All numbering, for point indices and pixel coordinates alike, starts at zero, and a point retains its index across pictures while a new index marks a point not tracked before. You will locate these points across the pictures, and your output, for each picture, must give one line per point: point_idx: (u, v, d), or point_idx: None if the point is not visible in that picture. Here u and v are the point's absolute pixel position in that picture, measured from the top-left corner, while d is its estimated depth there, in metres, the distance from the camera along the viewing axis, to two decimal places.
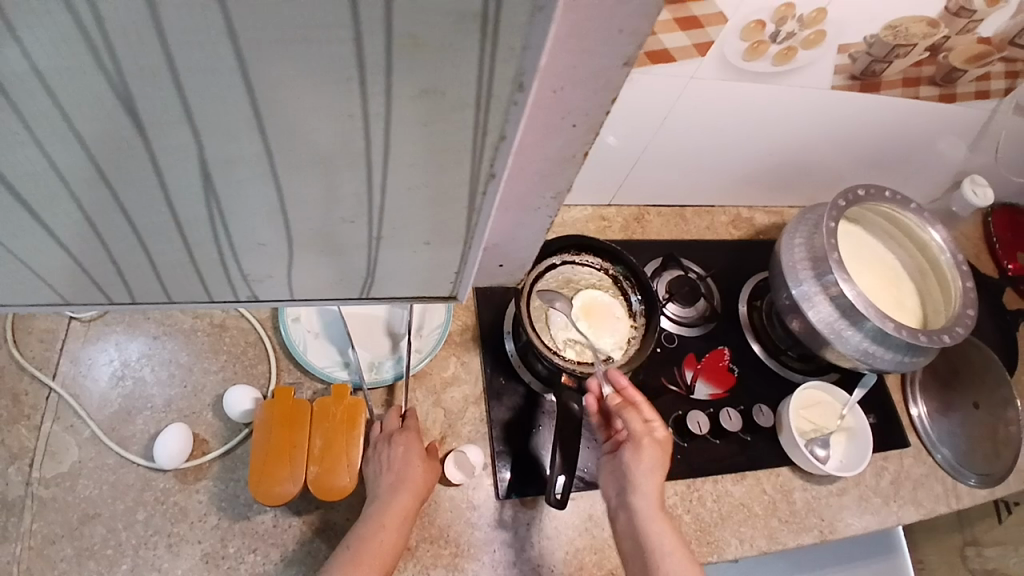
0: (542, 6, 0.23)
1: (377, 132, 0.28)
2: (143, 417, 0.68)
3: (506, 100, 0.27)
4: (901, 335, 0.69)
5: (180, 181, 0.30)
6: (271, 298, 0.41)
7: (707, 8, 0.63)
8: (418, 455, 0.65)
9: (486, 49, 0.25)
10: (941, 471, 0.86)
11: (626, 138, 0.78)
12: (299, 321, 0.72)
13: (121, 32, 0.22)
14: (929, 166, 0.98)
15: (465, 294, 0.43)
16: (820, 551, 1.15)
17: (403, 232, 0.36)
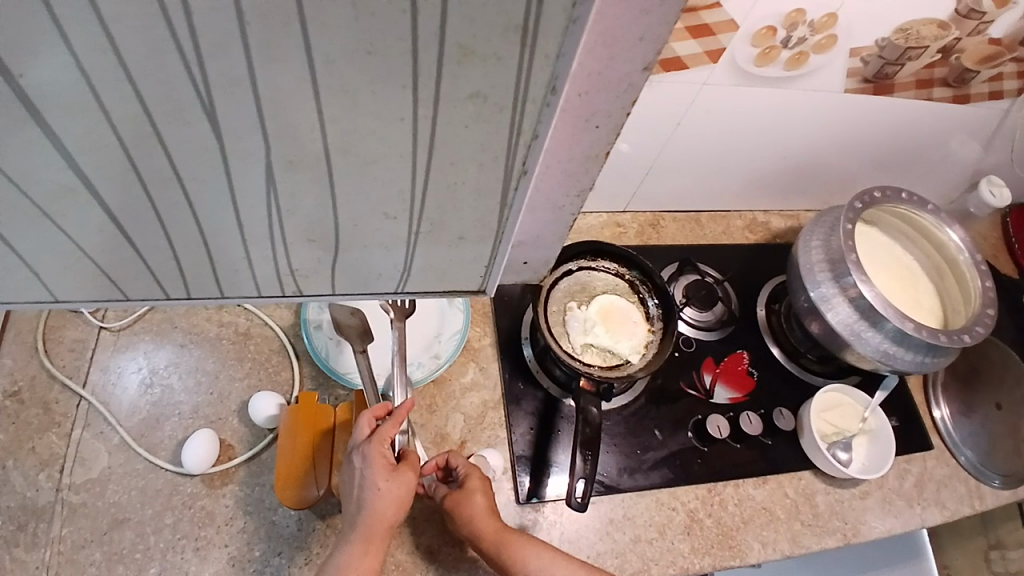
0: (577, 17, 0.25)
1: (425, 132, 0.30)
2: (170, 423, 0.70)
3: (540, 102, 0.29)
4: (920, 335, 0.69)
5: (246, 182, 0.31)
6: (314, 294, 0.42)
7: (719, 16, 0.64)
8: (377, 475, 0.56)
9: (526, 57, 0.26)
10: (964, 473, 0.85)
11: (642, 145, 0.80)
12: (320, 328, 0.73)
13: (208, 47, 0.24)
14: (945, 167, 0.98)
15: (494, 289, 0.44)
16: (842, 558, 1.13)
17: (432, 230, 0.37)
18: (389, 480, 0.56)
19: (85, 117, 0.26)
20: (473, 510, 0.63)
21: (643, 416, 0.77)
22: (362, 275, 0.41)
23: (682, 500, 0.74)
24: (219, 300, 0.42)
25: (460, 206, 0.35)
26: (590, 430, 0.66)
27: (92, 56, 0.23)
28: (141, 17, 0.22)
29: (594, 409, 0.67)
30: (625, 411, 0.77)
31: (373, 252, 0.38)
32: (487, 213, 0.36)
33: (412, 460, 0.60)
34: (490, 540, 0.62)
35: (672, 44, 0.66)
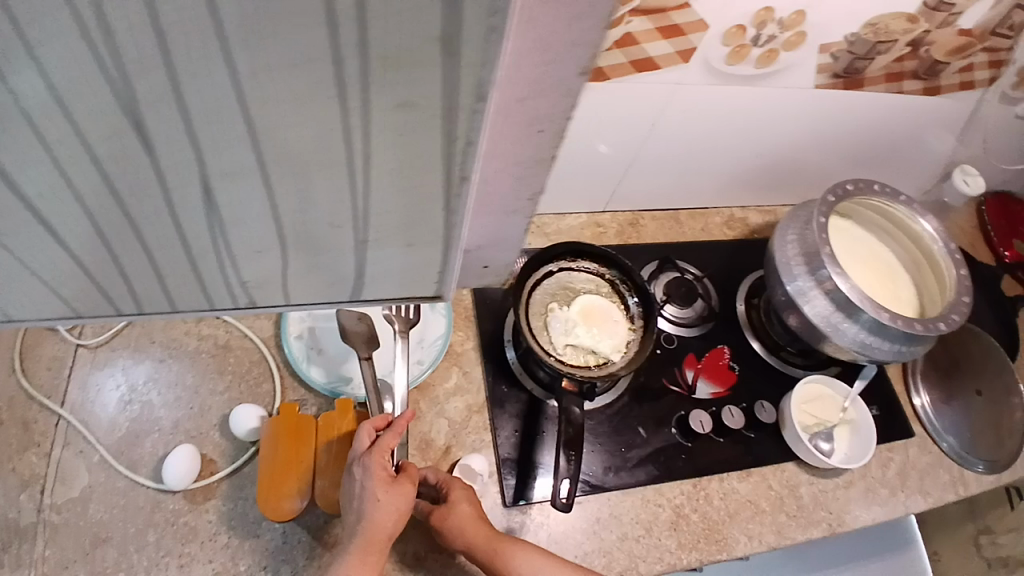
0: (495, 26, 0.24)
1: (360, 142, 0.29)
2: (151, 439, 0.69)
3: (471, 110, 0.28)
4: (896, 325, 0.70)
5: (185, 195, 0.31)
6: (270, 303, 0.42)
7: (689, 16, 0.64)
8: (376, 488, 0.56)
9: (450, 66, 0.26)
10: (947, 460, 0.86)
11: (619, 145, 0.80)
12: (302, 338, 0.73)
13: (128, 64, 0.23)
14: (920, 160, 0.99)
15: (451, 294, 0.44)
16: (830, 550, 1.14)
17: (380, 236, 0.36)
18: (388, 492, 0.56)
19: (11, 135, 0.25)
20: (460, 519, 0.63)
21: (627, 414, 0.77)
22: (323, 285, 0.41)
23: (669, 497, 0.74)
24: (175, 311, 0.41)
25: (408, 214, 0.35)
26: (573, 430, 0.66)
27: (10, 77, 0.23)
28: (54, 36, 0.22)
29: (576, 409, 0.67)
30: (609, 410, 0.77)
31: (324, 260, 0.38)
32: (434, 221, 0.36)
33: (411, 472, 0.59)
34: (480, 547, 0.62)
35: (644, 44, 0.66)
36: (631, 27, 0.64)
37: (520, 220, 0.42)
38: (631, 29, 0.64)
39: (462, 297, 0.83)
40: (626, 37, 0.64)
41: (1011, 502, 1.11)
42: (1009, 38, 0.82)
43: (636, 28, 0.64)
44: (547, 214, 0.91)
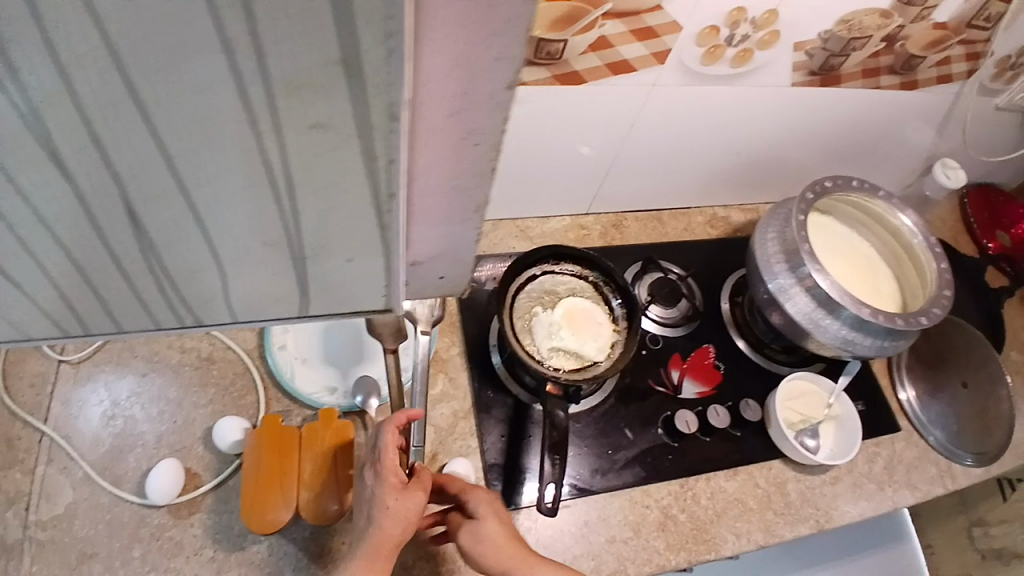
0: (394, 49, 0.23)
1: (279, 162, 0.27)
2: (134, 454, 0.69)
3: (386, 129, 0.26)
4: (877, 320, 0.70)
5: (110, 219, 0.29)
6: (216, 322, 0.40)
7: (661, 18, 0.64)
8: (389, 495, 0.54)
9: (356, 89, 0.24)
10: (934, 453, 0.87)
11: (601, 148, 0.80)
12: (285, 349, 0.73)
13: (28, 95, 0.22)
14: (900, 154, 0.99)
15: (402, 306, 0.42)
16: (823, 545, 1.14)
17: (318, 254, 0.35)
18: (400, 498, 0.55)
19: None
20: (486, 531, 0.60)
21: (613, 416, 0.77)
22: (273, 307, 0.39)
23: (657, 498, 0.74)
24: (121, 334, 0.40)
25: (342, 233, 0.33)
26: (558, 434, 0.66)
27: None
28: None
29: (560, 413, 0.67)
30: (595, 412, 0.77)
31: (263, 281, 0.36)
32: (370, 237, 0.34)
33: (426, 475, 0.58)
34: (508, 559, 0.60)
35: (618, 46, 0.66)
36: (605, 30, 0.64)
37: (468, 235, 0.39)
38: (605, 31, 0.64)
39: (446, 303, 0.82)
40: (600, 40, 0.65)
41: (1004, 494, 1.12)
42: (986, 29, 0.82)
43: (610, 31, 0.64)
44: (530, 217, 0.91)
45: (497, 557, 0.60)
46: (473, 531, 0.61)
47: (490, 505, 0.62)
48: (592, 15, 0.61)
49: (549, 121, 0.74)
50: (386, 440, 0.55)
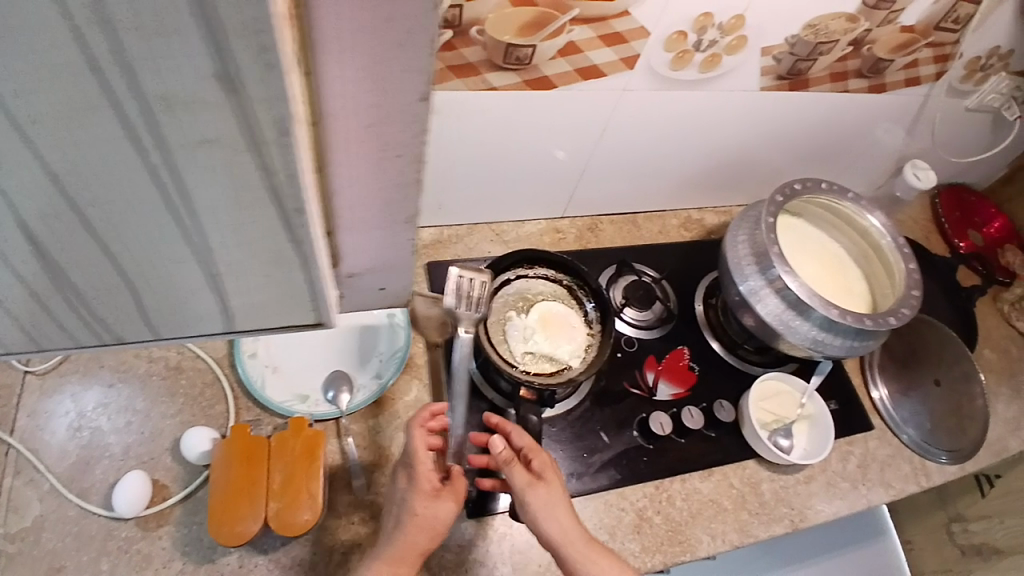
0: (270, 61, 0.22)
1: (172, 180, 0.27)
2: (102, 466, 0.68)
3: (278, 143, 0.26)
4: (845, 321, 0.71)
5: (7, 242, 0.28)
6: (139, 339, 0.39)
7: (629, 24, 0.64)
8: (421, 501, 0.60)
9: (238, 103, 0.23)
10: (907, 451, 0.87)
11: (575, 152, 0.81)
12: (256, 357, 0.72)
13: None
14: (870, 155, 1.00)
15: (333, 318, 0.42)
16: (802, 542, 1.15)
17: (234, 269, 0.34)
18: (428, 504, 0.60)
19: None
20: (552, 484, 0.64)
21: (587, 419, 0.77)
22: (202, 319, 0.38)
23: (632, 501, 0.74)
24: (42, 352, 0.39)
25: (252, 247, 0.32)
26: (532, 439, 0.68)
27: None
28: None
29: (534, 418, 0.69)
30: (571, 415, 0.77)
31: (173, 295, 0.35)
32: (281, 251, 0.33)
33: (461, 481, 0.63)
34: (567, 517, 0.63)
35: (587, 52, 0.66)
36: (573, 36, 0.63)
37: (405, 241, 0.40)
38: (573, 37, 0.63)
39: None
40: (569, 45, 0.64)
41: (982, 490, 1.12)
42: (955, 31, 0.81)
43: (578, 36, 0.63)
44: (505, 221, 0.91)
45: (561, 512, 0.62)
46: (546, 482, 0.63)
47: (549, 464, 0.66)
48: (559, 20, 0.61)
49: (516, 125, 0.73)
50: (413, 444, 0.61)
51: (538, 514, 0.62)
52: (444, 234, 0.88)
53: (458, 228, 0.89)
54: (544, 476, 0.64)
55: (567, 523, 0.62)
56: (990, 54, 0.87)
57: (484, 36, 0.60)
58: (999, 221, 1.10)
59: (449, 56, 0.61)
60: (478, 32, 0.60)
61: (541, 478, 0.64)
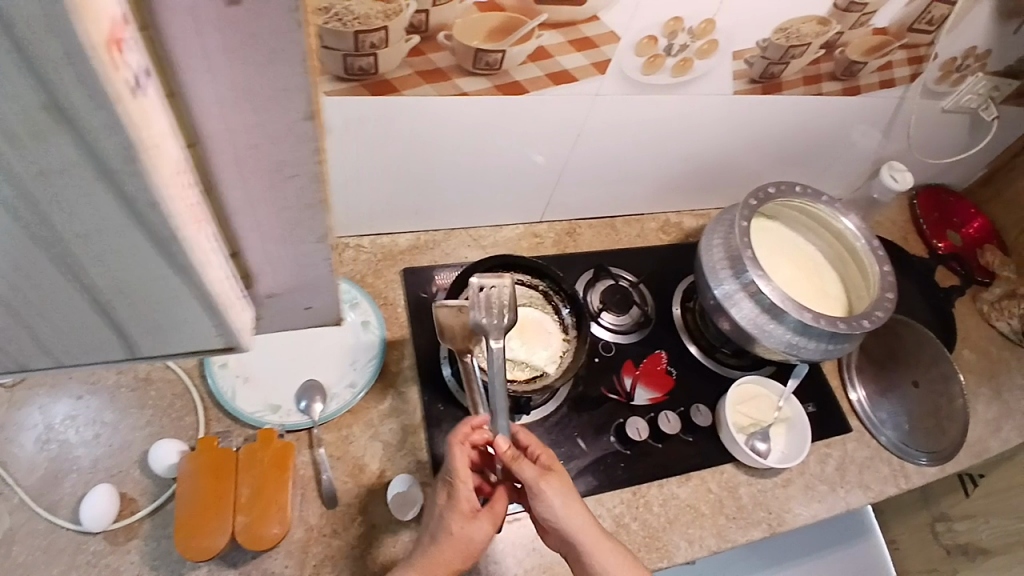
0: (94, 86, 0.20)
1: (22, 210, 0.25)
2: (70, 479, 0.66)
3: (130, 171, 0.23)
4: (819, 324, 0.71)
5: None
6: (32, 370, 0.36)
7: (599, 29, 0.63)
8: (458, 519, 0.59)
9: (70, 130, 0.21)
10: (886, 453, 0.87)
11: (552, 156, 0.80)
12: (227, 367, 0.71)
13: None
14: (847, 157, 1.01)
15: (248, 342, 0.38)
16: (786, 543, 1.15)
17: (120, 300, 0.31)
18: (466, 523, 0.59)
19: None
20: (560, 474, 0.62)
21: (563, 425, 0.77)
22: (112, 348, 0.35)
23: (609, 507, 0.74)
24: None
25: (137, 276, 0.30)
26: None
27: None
28: None
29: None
30: (547, 421, 0.77)
31: (72, 325, 0.33)
32: (168, 282, 0.31)
33: (499, 503, 0.61)
34: (577, 507, 0.61)
35: (558, 57, 0.65)
36: (543, 41, 0.63)
37: (318, 264, 0.38)
38: (543, 42, 0.63)
39: (396, 315, 0.81)
40: (539, 50, 0.64)
41: (966, 490, 1.12)
42: (929, 33, 0.81)
43: (548, 41, 0.63)
44: (483, 226, 0.91)
45: (571, 501, 0.61)
46: (553, 472, 0.62)
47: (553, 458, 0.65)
48: (529, 25, 0.60)
49: (488, 130, 0.73)
50: (454, 462, 0.60)
51: (550, 505, 0.60)
52: (421, 240, 0.87)
53: (435, 233, 0.89)
54: (551, 468, 0.62)
55: (577, 512, 0.60)
56: (966, 55, 0.88)
57: (452, 42, 0.60)
58: (978, 222, 1.11)
59: (417, 62, 0.61)
60: (446, 37, 0.59)
61: (548, 470, 0.62)
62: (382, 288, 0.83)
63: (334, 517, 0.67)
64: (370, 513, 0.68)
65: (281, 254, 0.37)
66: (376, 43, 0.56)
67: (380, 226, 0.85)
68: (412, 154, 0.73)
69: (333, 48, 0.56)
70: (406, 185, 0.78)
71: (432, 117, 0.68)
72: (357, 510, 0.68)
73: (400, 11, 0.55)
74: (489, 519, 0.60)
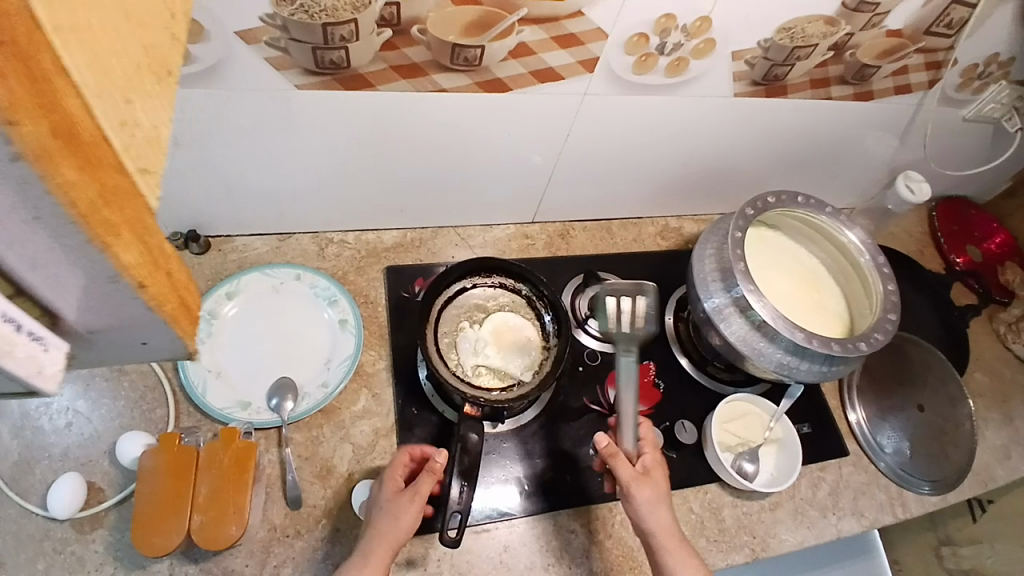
0: None
1: None
2: (41, 466, 0.66)
3: None
4: (812, 345, 0.67)
5: None
6: None
7: (584, 25, 0.60)
8: (388, 497, 0.62)
9: None
10: (884, 479, 0.83)
11: (551, 155, 0.78)
12: (199, 361, 0.71)
13: None
14: (860, 163, 0.95)
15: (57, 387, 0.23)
16: (791, 560, 1.02)
17: None
18: (392, 501, 0.61)
19: None
20: (654, 478, 0.66)
21: (541, 435, 0.74)
22: None
23: (582, 523, 0.72)
24: None
25: None
26: (469, 461, 0.64)
27: None
28: None
29: (474, 436, 0.64)
30: (524, 431, 0.74)
31: None
32: None
33: (425, 484, 0.62)
34: (664, 511, 0.64)
35: (541, 54, 0.62)
36: (524, 37, 0.60)
37: (141, 307, 0.23)
38: (524, 38, 0.60)
39: (376, 314, 0.80)
40: (520, 47, 0.61)
41: (973, 515, 1.03)
42: (948, 37, 0.76)
43: (529, 37, 0.60)
44: (472, 225, 0.89)
45: (657, 503, 0.64)
46: (648, 478, 0.65)
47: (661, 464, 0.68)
48: (507, 20, 0.58)
49: (471, 127, 0.70)
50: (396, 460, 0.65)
51: (638, 507, 0.64)
52: (407, 238, 0.86)
53: (423, 231, 0.87)
54: (648, 470, 0.66)
55: (659, 513, 0.64)
56: (989, 61, 0.82)
57: (426, 36, 0.58)
58: (1002, 237, 1.04)
59: (390, 56, 0.59)
60: (420, 31, 0.57)
61: (648, 472, 0.66)
62: (364, 286, 0.81)
63: (299, 518, 0.66)
64: (335, 517, 0.67)
65: (85, 290, 0.21)
66: (346, 35, 0.54)
67: (365, 222, 0.84)
68: (393, 151, 0.71)
69: (301, 41, 0.55)
70: (388, 181, 0.76)
71: (410, 114, 0.66)
72: (322, 512, 0.67)
73: (369, 3, 0.53)
74: (414, 497, 0.61)
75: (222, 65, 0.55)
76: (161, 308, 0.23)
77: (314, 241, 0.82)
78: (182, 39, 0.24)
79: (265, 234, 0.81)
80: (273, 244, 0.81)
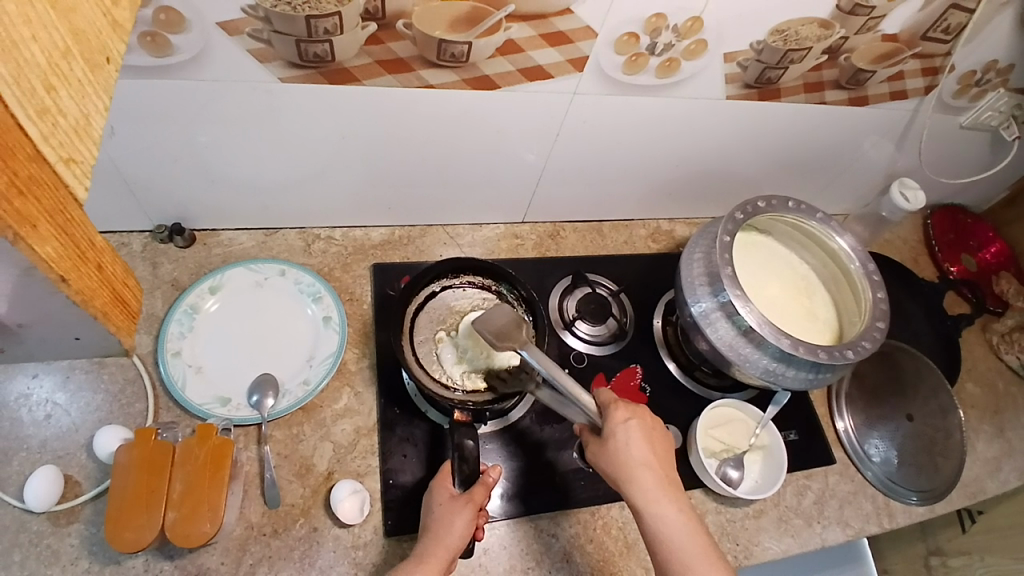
0: None
1: None
2: (19, 458, 0.64)
3: None
4: (798, 352, 0.66)
5: None
6: None
7: (573, 23, 0.59)
8: (440, 506, 0.62)
9: None
10: (872, 489, 0.82)
11: (545, 155, 0.77)
12: (179, 356, 0.70)
13: None
14: (854, 168, 0.95)
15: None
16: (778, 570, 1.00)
17: None
18: (445, 506, 0.61)
19: None
20: (625, 443, 0.59)
21: (524, 436, 0.74)
22: None
23: (564, 526, 0.71)
24: None
25: None
26: (468, 467, 0.63)
27: None
28: None
29: (469, 443, 0.63)
30: (508, 433, 0.74)
31: None
32: None
33: (479, 492, 0.62)
34: (645, 474, 0.58)
35: (529, 52, 0.61)
36: (511, 34, 0.59)
37: (63, 304, 0.22)
38: (512, 35, 0.59)
39: (360, 311, 0.79)
40: (508, 43, 0.60)
41: (963, 525, 0.99)
42: (945, 42, 0.75)
43: (517, 34, 0.59)
44: (461, 224, 0.88)
45: (635, 468, 0.59)
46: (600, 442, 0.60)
47: (634, 423, 0.60)
48: (495, 16, 0.57)
49: (456, 124, 0.69)
50: (439, 475, 0.65)
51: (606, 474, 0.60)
52: (395, 235, 0.85)
53: (411, 229, 0.86)
54: (616, 441, 0.59)
55: (640, 478, 0.58)
56: (987, 68, 0.81)
57: (411, 31, 0.57)
58: (996, 246, 1.04)
59: (375, 50, 0.58)
60: (405, 26, 0.56)
61: (623, 438, 0.59)
62: (349, 283, 0.80)
63: (276, 517, 0.65)
64: (313, 516, 0.66)
65: (9, 290, 0.21)
66: (330, 28, 0.54)
67: (352, 218, 0.83)
68: (381, 147, 0.71)
69: (284, 33, 0.54)
70: (374, 178, 0.76)
71: (397, 110, 0.65)
72: (301, 511, 0.66)
73: None
74: (465, 503, 0.61)
75: (205, 56, 0.54)
76: (89, 304, 0.23)
77: (301, 237, 0.82)
78: (126, 25, 0.24)
79: (251, 228, 0.80)
80: (258, 238, 0.80)
